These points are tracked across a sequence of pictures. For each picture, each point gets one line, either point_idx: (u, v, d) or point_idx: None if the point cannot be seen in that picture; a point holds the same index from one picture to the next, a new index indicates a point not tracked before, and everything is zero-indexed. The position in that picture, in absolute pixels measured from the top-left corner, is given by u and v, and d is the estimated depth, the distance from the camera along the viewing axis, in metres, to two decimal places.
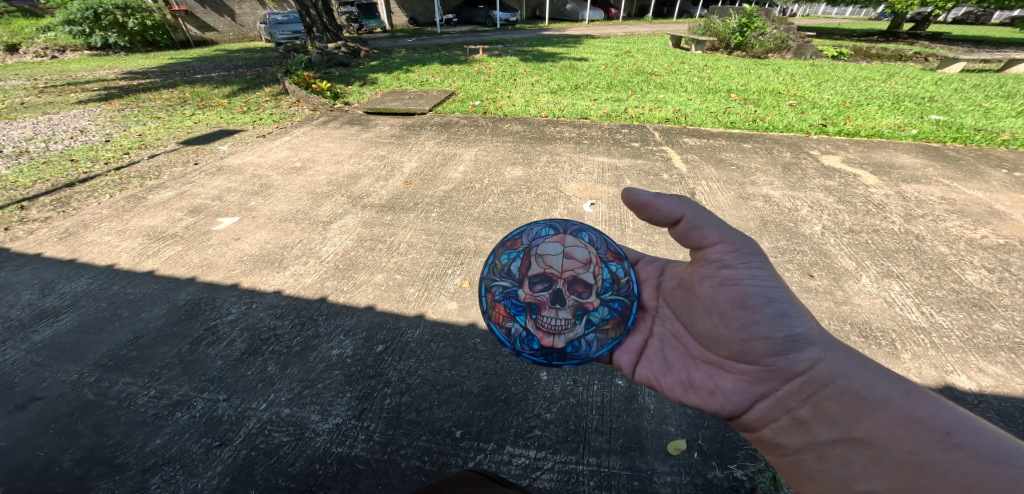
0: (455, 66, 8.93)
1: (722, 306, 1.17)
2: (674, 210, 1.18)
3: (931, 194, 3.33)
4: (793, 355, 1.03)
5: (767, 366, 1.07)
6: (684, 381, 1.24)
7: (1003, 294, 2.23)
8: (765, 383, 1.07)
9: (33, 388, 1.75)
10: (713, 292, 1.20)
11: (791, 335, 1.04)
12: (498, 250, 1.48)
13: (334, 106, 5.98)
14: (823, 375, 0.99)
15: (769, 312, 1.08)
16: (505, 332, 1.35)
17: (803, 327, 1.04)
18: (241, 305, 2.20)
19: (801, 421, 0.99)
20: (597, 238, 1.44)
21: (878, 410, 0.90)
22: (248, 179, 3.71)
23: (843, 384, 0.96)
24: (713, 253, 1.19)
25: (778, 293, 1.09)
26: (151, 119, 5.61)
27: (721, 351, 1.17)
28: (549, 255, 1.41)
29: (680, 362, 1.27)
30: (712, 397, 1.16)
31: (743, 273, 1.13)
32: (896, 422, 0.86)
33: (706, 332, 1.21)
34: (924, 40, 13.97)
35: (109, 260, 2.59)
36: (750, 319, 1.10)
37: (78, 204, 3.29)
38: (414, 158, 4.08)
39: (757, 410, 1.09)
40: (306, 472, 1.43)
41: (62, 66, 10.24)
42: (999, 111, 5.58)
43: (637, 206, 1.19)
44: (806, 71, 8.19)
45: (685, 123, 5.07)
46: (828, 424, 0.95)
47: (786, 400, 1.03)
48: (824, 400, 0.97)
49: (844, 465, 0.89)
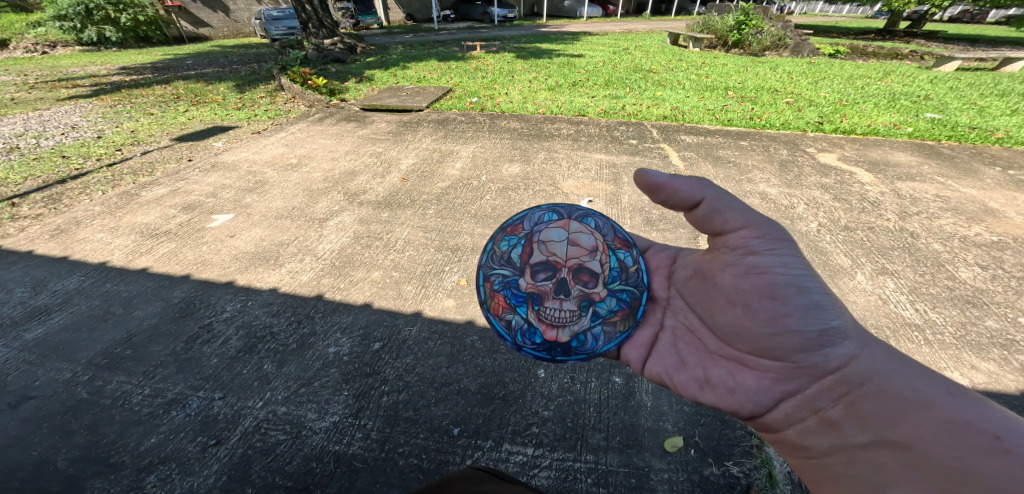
0: (453, 63, 8.89)
1: (746, 297, 1.14)
2: (693, 192, 1.15)
3: (925, 192, 3.35)
4: (826, 350, 0.99)
5: (796, 362, 1.03)
6: (699, 378, 1.22)
7: (996, 291, 2.25)
8: (792, 381, 1.03)
9: (25, 387, 1.73)
10: (737, 281, 1.16)
11: (825, 327, 1.00)
12: (498, 236, 1.47)
13: (329, 102, 5.94)
14: (859, 374, 0.94)
15: (801, 303, 1.04)
16: (505, 324, 1.36)
17: (837, 319, 1.00)
18: (236, 302, 2.19)
19: (832, 423, 0.95)
20: (603, 224, 1.45)
21: (920, 411, 0.85)
22: (243, 176, 3.68)
23: (881, 384, 0.91)
24: (737, 239, 1.15)
25: (811, 282, 1.05)
26: (144, 116, 5.54)
27: (744, 346, 1.14)
28: (552, 242, 1.42)
29: (696, 357, 1.26)
30: (731, 395, 1.14)
31: (771, 260, 1.09)
32: (939, 424, 0.81)
33: (728, 326, 1.18)
34: (920, 38, 14.04)
35: (102, 257, 2.56)
36: (778, 311, 1.06)
37: (70, 201, 3.25)
38: (411, 155, 4.06)
39: (782, 410, 1.06)
40: (303, 470, 1.42)
41: (53, 61, 10.11)
42: (993, 109, 5.62)
43: (653, 189, 1.17)
44: (804, 69, 8.22)
45: (683, 120, 5.08)
46: (862, 426, 0.90)
47: (815, 400, 0.99)
48: (858, 400, 0.93)
49: (877, 469, 0.84)
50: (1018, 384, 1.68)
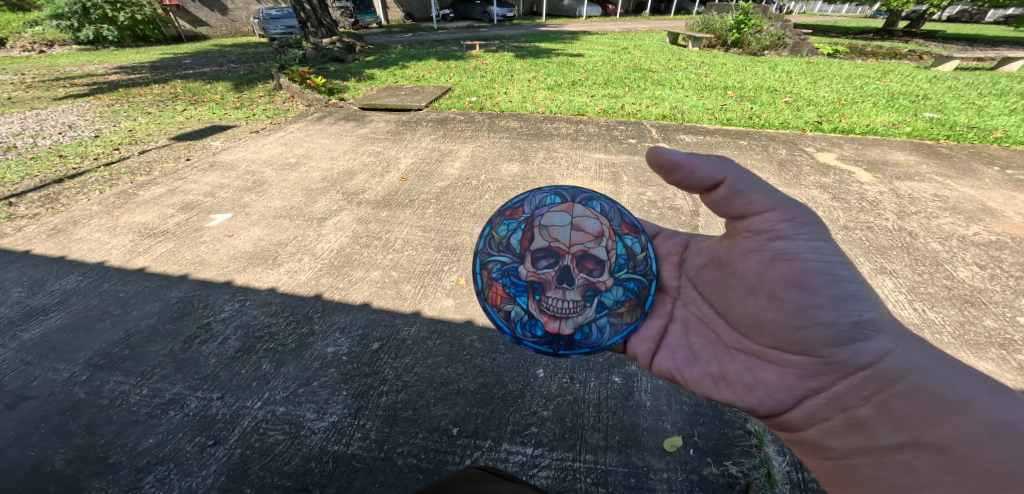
0: (452, 62, 8.88)
1: (771, 286, 1.12)
2: (714, 172, 1.14)
3: (924, 192, 3.36)
4: (858, 345, 0.98)
5: (824, 357, 1.02)
6: (715, 374, 1.22)
7: (994, 290, 2.26)
8: (818, 377, 1.03)
9: (23, 388, 1.72)
10: (760, 269, 1.14)
11: (859, 320, 0.99)
12: (496, 220, 1.45)
13: (328, 101, 5.92)
14: (892, 370, 0.94)
15: (834, 294, 1.02)
16: (504, 315, 1.35)
17: (872, 311, 0.99)
18: (234, 302, 2.18)
19: (859, 422, 0.95)
20: (610, 208, 1.42)
21: (957, 411, 0.83)
22: (241, 175, 3.67)
23: (916, 381, 0.91)
24: (761, 223, 1.14)
25: (843, 272, 1.04)
26: (142, 115, 5.52)
27: (765, 341, 1.13)
28: (554, 227, 1.41)
29: (712, 352, 1.25)
30: (750, 392, 1.13)
31: (800, 246, 1.08)
32: (979, 425, 0.80)
33: (749, 319, 1.17)
34: (918, 38, 14.07)
35: (100, 257, 2.55)
36: (808, 302, 1.05)
37: (67, 201, 3.23)
38: (410, 154, 4.06)
39: (804, 408, 1.05)
40: (302, 470, 1.42)
41: (50, 60, 10.07)
42: (991, 108, 5.63)
43: (669, 167, 1.16)
44: (803, 68, 8.23)
45: (682, 120, 5.08)
46: (894, 427, 0.89)
47: (843, 398, 0.99)
48: (890, 399, 0.92)
49: (908, 473, 0.83)
50: (1016, 383, 1.69)
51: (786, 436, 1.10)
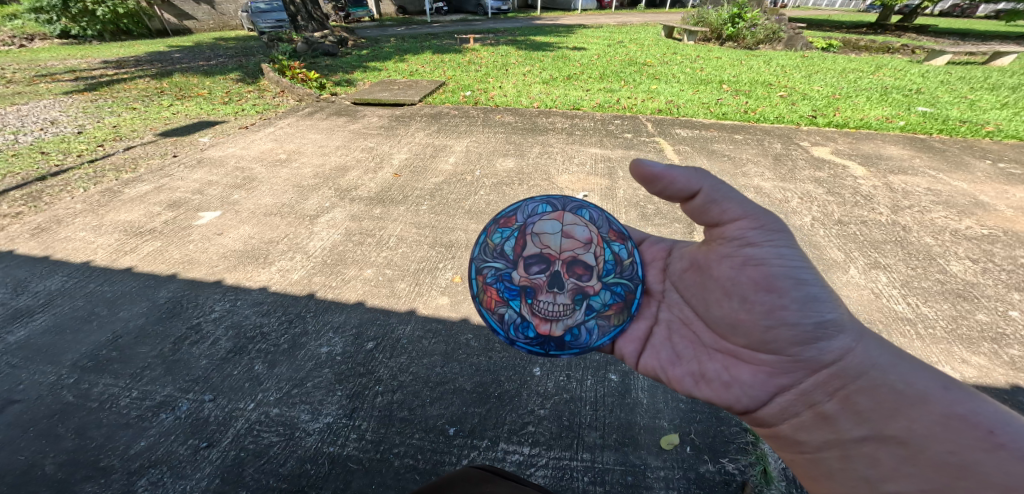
0: (447, 57, 8.78)
1: (744, 289, 1.11)
2: (690, 182, 1.13)
3: (916, 185, 3.38)
4: (821, 344, 0.98)
5: (792, 356, 1.01)
6: (695, 373, 1.20)
7: (987, 284, 2.28)
8: (787, 374, 1.02)
9: (9, 391, 1.68)
10: (733, 273, 1.14)
11: (822, 320, 0.99)
12: (489, 228, 1.45)
13: (320, 96, 5.82)
14: (853, 367, 0.94)
15: (799, 295, 1.02)
16: (497, 318, 1.33)
17: (833, 313, 0.99)
18: (225, 302, 2.14)
19: (826, 417, 0.95)
20: (598, 216, 1.42)
21: (914, 406, 0.84)
22: (230, 172, 3.60)
23: (876, 377, 0.91)
24: (734, 231, 1.13)
25: (807, 275, 1.04)
26: (126, 110, 5.39)
27: (738, 340, 1.12)
28: (545, 234, 1.40)
29: (692, 351, 1.23)
30: (727, 389, 1.11)
31: (769, 252, 1.08)
32: (934, 418, 0.81)
33: (723, 319, 1.17)
34: (912, 32, 14.05)
35: (85, 256, 2.49)
36: (776, 304, 1.04)
37: (50, 199, 3.16)
38: (403, 150, 3.99)
39: (776, 404, 1.05)
40: (297, 472, 1.40)
41: (32, 55, 9.79)
42: (984, 102, 5.66)
43: (649, 180, 1.15)
44: (798, 62, 8.30)
45: (677, 114, 5.06)
46: (857, 420, 0.90)
47: (810, 394, 0.99)
48: (854, 394, 0.92)
49: (871, 465, 0.84)
50: (1007, 377, 1.70)
51: (760, 431, 1.09)
